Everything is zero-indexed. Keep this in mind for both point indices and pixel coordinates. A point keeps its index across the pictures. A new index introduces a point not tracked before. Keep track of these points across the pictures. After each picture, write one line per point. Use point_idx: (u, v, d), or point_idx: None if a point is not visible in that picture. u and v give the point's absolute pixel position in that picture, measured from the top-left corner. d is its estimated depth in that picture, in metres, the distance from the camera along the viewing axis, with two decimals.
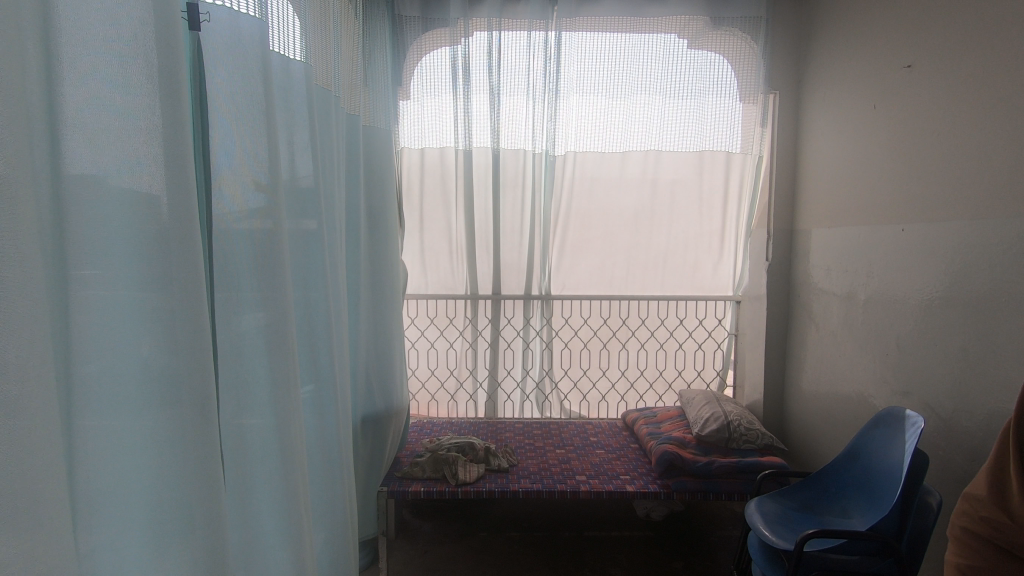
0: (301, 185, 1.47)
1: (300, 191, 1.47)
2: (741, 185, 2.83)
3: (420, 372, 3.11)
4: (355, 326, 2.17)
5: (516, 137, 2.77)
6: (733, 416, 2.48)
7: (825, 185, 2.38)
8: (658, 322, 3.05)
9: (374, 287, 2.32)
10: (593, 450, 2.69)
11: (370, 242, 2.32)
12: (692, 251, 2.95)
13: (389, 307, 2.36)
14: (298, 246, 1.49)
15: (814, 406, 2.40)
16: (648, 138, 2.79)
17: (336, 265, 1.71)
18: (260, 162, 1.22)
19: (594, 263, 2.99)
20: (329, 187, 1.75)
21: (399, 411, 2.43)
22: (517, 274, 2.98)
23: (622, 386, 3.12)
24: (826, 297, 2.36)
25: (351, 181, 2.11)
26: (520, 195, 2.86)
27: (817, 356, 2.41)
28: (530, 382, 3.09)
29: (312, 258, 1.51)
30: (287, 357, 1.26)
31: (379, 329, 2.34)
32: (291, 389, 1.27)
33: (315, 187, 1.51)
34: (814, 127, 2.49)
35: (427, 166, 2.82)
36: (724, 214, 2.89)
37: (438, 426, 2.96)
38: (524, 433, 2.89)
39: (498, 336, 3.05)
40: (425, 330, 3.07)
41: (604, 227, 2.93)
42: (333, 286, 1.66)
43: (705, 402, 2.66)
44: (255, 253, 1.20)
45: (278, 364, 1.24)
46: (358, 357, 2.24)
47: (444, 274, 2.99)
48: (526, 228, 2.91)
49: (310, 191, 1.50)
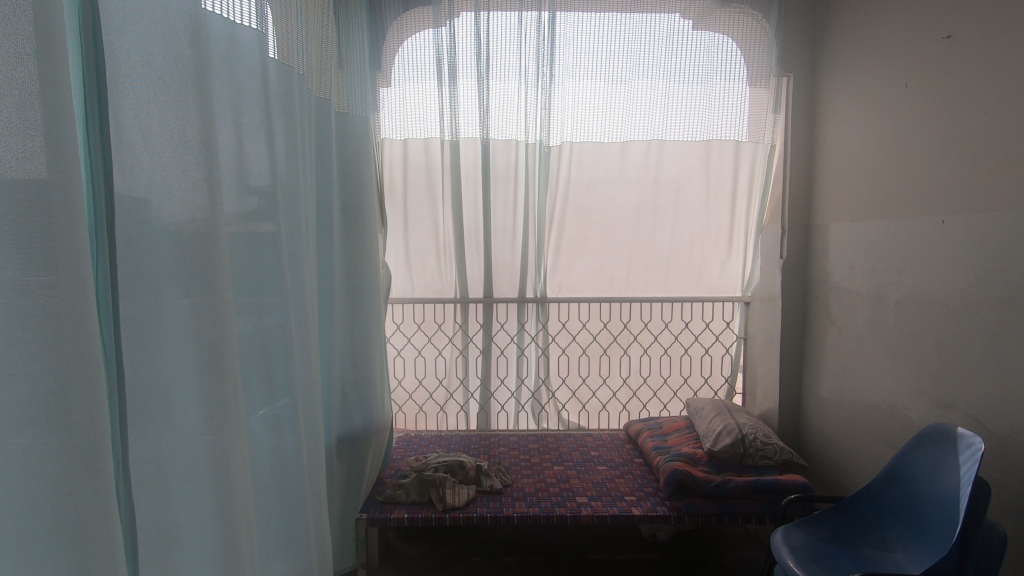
0: (254, 173, 1.25)
1: (250, 181, 1.23)
2: (751, 178, 2.62)
3: (406, 383, 2.88)
4: (327, 338, 1.91)
5: (508, 126, 2.55)
6: (747, 429, 2.25)
7: (850, 175, 2.16)
8: (661, 326, 2.85)
9: (351, 292, 2.09)
10: (595, 466, 2.47)
11: (346, 242, 2.09)
12: (698, 250, 2.74)
13: (368, 314, 2.12)
14: (248, 248, 1.24)
15: (836, 417, 2.20)
16: (650, 127, 2.57)
17: (303, 268, 1.49)
18: (190, 142, 0.98)
19: (594, 264, 2.78)
20: (298, 179, 1.51)
21: (381, 428, 2.21)
22: (510, 276, 2.77)
23: (623, 395, 2.92)
24: (848, 298, 2.15)
25: (322, 172, 1.86)
26: (513, 191, 2.64)
27: (838, 362, 2.20)
28: (525, 391, 2.90)
29: (266, 260, 1.27)
30: (226, 380, 1.02)
31: (358, 341, 2.09)
32: (231, 419, 1.03)
33: (270, 175, 1.27)
34: (835, 113, 2.27)
35: (411, 159, 2.59)
36: (734, 210, 2.68)
37: (426, 442, 2.75)
38: (519, 448, 2.67)
39: (491, 343, 2.84)
40: (412, 337, 2.85)
41: (604, 224, 2.72)
42: (295, 292, 1.44)
43: (716, 413, 2.44)
44: (183, 253, 0.96)
45: (213, 389, 1.00)
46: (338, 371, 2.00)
47: (431, 276, 2.77)
48: (519, 226, 2.69)
49: (264, 181, 1.25)
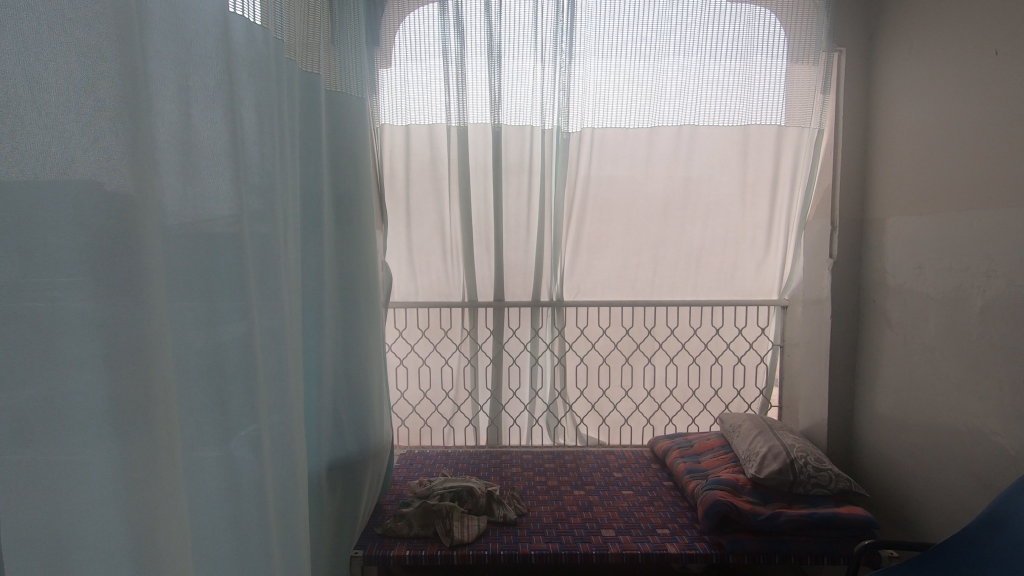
0: (207, 152, 0.98)
1: (202, 164, 0.97)
2: (793, 169, 2.36)
3: (410, 395, 2.64)
4: (312, 353, 1.64)
5: (522, 110, 2.28)
6: (796, 451, 1.98)
7: (913, 163, 1.88)
8: (690, 333, 2.58)
9: (343, 298, 1.82)
10: (619, 491, 2.21)
11: (336, 240, 1.81)
12: (732, 249, 2.49)
13: (365, 322, 1.87)
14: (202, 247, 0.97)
15: (898, 439, 1.93)
16: (681, 110, 2.30)
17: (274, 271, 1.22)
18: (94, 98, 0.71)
19: (616, 264, 2.52)
20: (277, 168, 1.27)
21: (381, 452, 1.96)
22: (523, 278, 2.52)
23: (647, 408, 2.67)
24: (912, 303, 1.88)
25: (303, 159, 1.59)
26: (527, 183, 2.38)
27: (899, 376, 1.94)
28: (539, 404, 2.65)
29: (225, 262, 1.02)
30: (153, 422, 0.77)
31: (352, 353, 1.83)
32: (162, 474, 0.79)
33: (225, 159, 1.02)
34: (891, 93, 1.99)
35: (414, 148, 2.34)
36: (773, 204, 2.41)
37: (431, 460, 2.51)
38: (533, 468, 2.42)
39: (502, 351, 2.59)
40: (416, 345, 2.60)
41: (627, 220, 2.45)
42: (260, 302, 1.18)
43: (757, 432, 2.16)
44: (83, 249, 0.69)
45: (134, 435, 0.75)
46: (335, 387, 1.76)
47: (437, 278, 2.53)
48: (533, 223, 2.44)
49: (217, 164, 1.00)
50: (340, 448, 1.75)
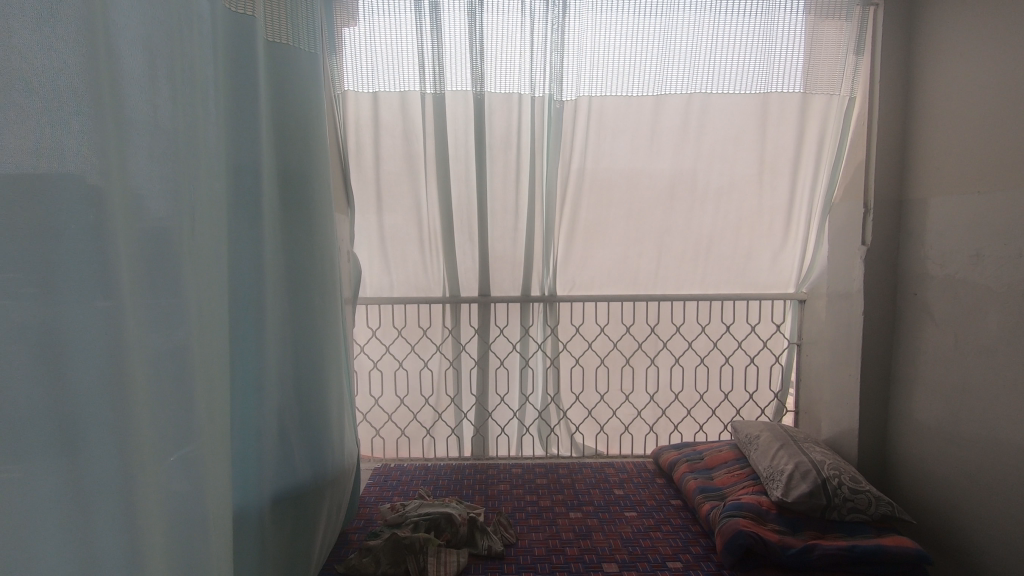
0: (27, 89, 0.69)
1: (21, 99, 0.68)
2: (815, 145, 2.09)
3: (385, 402, 2.37)
4: (252, 362, 1.34)
5: (508, 75, 1.98)
6: (828, 469, 1.70)
7: (964, 133, 1.61)
8: (697, 330, 2.36)
9: (293, 294, 1.51)
10: (621, 513, 1.93)
11: (282, 226, 1.49)
12: (746, 237, 2.22)
13: (323, 322, 1.57)
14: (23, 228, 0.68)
15: (946, 455, 1.67)
16: (690, 76, 2.01)
17: (152, 255, 0.92)
18: None
19: (615, 253, 2.24)
20: (169, 119, 0.97)
21: (343, 475, 1.66)
22: (511, 269, 2.23)
23: (650, 414, 2.42)
24: (964, 296, 1.61)
25: (230, 121, 1.27)
26: (515, 161, 2.08)
27: (946, 381, 1.67)
28: (529, 410, 2.39)
29: (66, 248, 0.73)
30: None
31: (304, 359, 1.53)
32: None
33: (64, 94, 0.73)
34: (934, 51, 1.71)
35: (384, 120, 2.03)
36: (793, 186, 2.14)
37: (408, 476, 2.23)
38: (523, 485, 2.13)
39: (488, 351, 2.32)
40: (391, 346, 2.33)
41: (628, 203, 2.17)
42: (141, 303, 0.87)
43: (778, 444, 1.89)
44: None
45: None
46: (285, 402, 1.46)
47: (414, 271, 2.24)
48: (523, 207, 2.15)
49: (42, 108, 0.70)
50: (288, 476, 1.45)
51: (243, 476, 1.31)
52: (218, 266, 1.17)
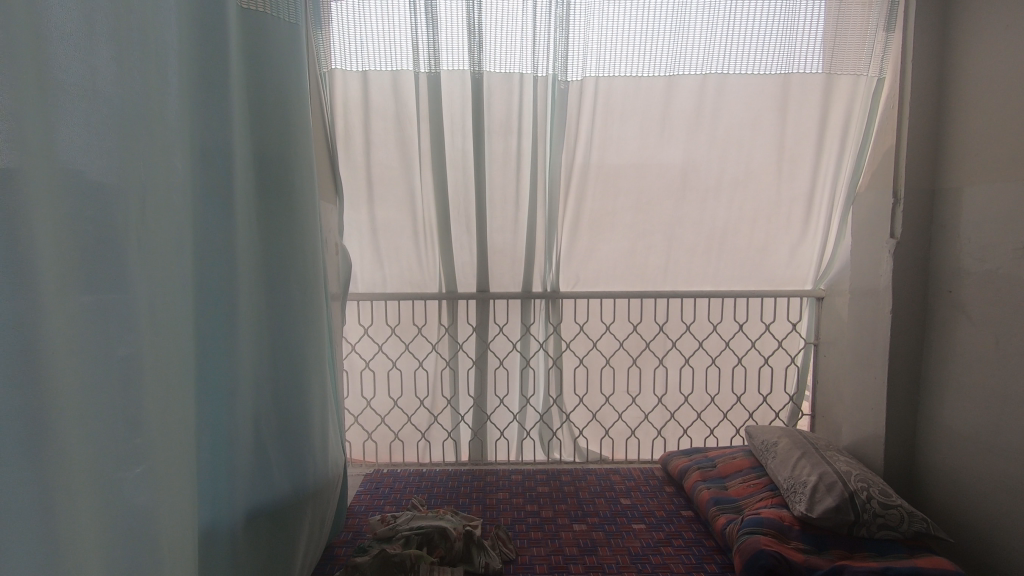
0: None
1: None
2: (839, 132, 1.95)
3: (378, 403, 2.24)
4: (222, 365, 1.21)
5: (508, 53, 1.84)
6: (855, 481, 1.56)
7: (1006, 115, 1.46)
8: (708, 329, 2.22)
9: (270, 290, 1.37)
10: (629, 525, 1.80)
11: (258, 214, 1.35)
12: (762, 230, 2.08)
13: (306, 321, 1.43)
14: None
15: (985, 467, 1.53)
16: (705, 56, 1.86)
17: (81, 244, 0.78)
18: None
19: (622, 246, 2.10)
20: (97, 83, 0.82)
21: (328, 486, 1.53)
22: (511, 264, 2.09)
23: (658, 417, 2.29)
24: (1005, 294, 1.47)
25: (194, 94, 1.12)
26: (515, 147, 1.94)
27: (984, 386, 1.54)
28: (530, 413, 2.26)
29: None
30: None
31: (284, 361, 1.39)
32: None
33: None
34: (974, 25, 1.56)
35: (375, 101, 1.89)
36: (814, 175, 2.00)
37: (401, 483, 2.10)
38: (523, 494, 2.00)
39: (487, 351, 2.19)
40: (384, 345, 2.19)
41: (637, 194, 2.02)
42: (66, 300, 0.74)
43: (799, 453, 1.76)
44: None
45: None
46: (261, 407, 1.33)
47: (409, 265, 2.11)
48: (523, 196, 2.01)
49: None
50: (265, 489, 1.32)
51: (212, 491, 1.19)
52: (176, 258, 1.03)
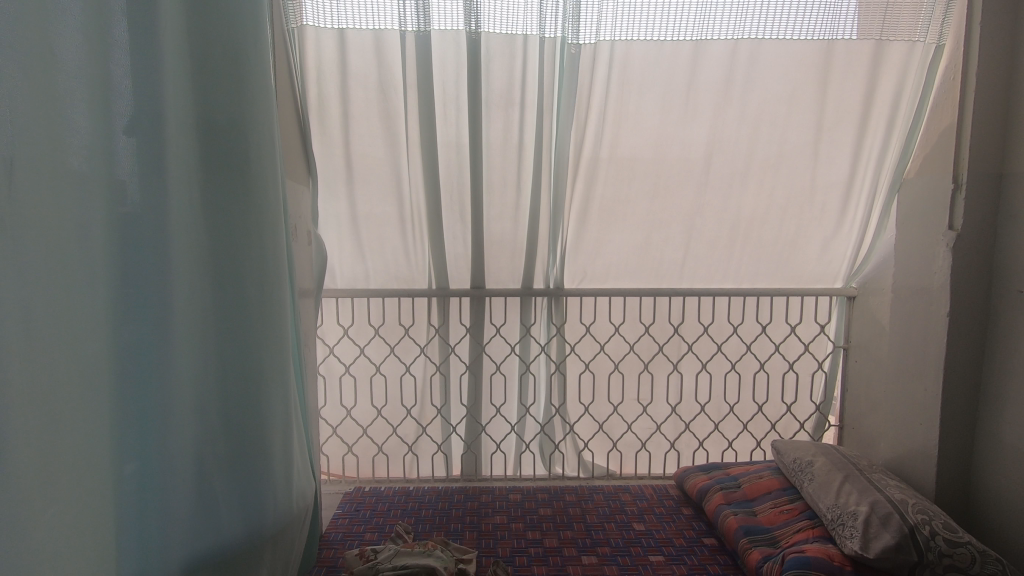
0: None
1: None
2: (884, 109, 1.72)
3: (359, 413, 1.99)
4: (152, 381, 0.96)
5: (510, 10, 1.58)
6: (914, 513, 1.34)
7: None
8: (727, 331, 1.99)
9: (219, 285, 1.11)
10: (645, 557, 1.56)
11: (204, 191, 1.08)
12: (794, 221, 1.86)
13: (267, 324, 1.16)
14: None
15: None
16: (738, 17, 1.61)
17: None
18: None
19: (636, 237, 1.86)
20: None
21: (295, 522, 1.26)
22: (510, 256, 1.85)
23: (671, 428, 2.06)
24: None
25: (101, 32, 0.86)
26: (517, 120, 1.69)
27: None
28: (530, 424, 2.02)
29: None
30: None
31: (236, 373, 1.13)
32: None
33: None
34: None
35: (356, 66, 1.63)
36: (854, 158, 1.78)
37: (385, 505, 1.85)
38: (523, 519, 1.76)
39: (482, 354, 1.94)
40: (367, 347, 1.94)
41: (654, 177, 1.78)
42: None
43: (841, 475, 1.53)
44: None
45: None
46: (205, 431, 1.07)
47: (394, 258, 1.86)
48: (526, 180, 1.77)
49: None
50: (209, 531, 1.07)
51: (138, 542, 0.94)
52: (65, 245, 0.78)
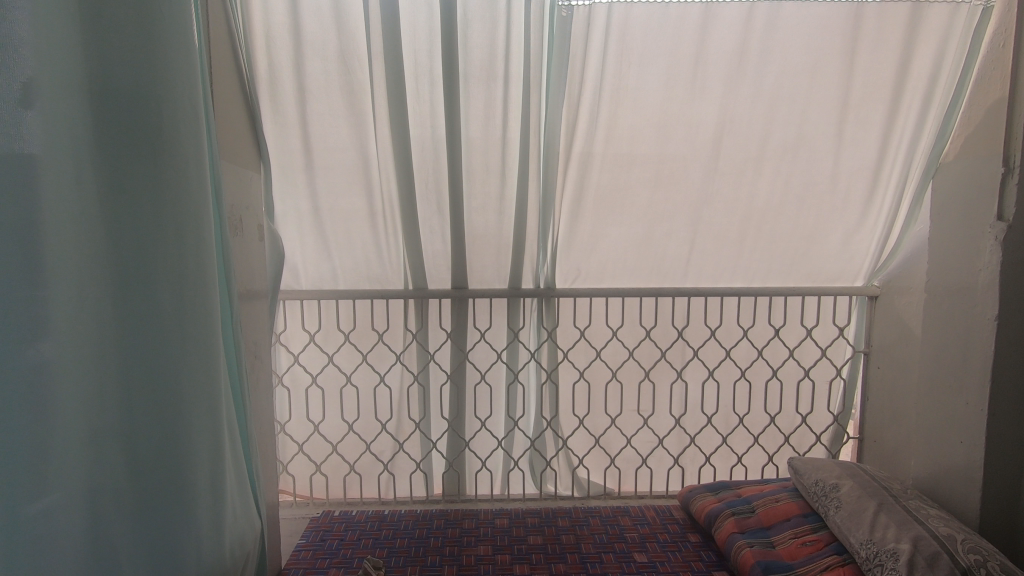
0: None
1: None
2: (916, 84, 1.53)
3: (327, 428, 1.78)
4: (34, 413, 0.73)
5: None
6: (966, 553, 1.15)
7: None
8: (737, 335, 1.79)
9: (123, 291, 0.89)
10: None
11: (100, 172, 0.85)
12: (813, 211, 1.66)
13: (188, 336, 0.94)
14: None
15: None
16: None
17: None
18: None
19: (636, 230, 1.65)
20: None
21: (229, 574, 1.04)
22: (495, 252, 1.64)
23: (675, 442, 1.85)
24: None
25: None
26: (500, 96, 1.48)
27: None
28: (518, 438, 1.81)
29: None
30: None
31: (147, 398, 0.91)
32: None
33: None
34: None
35: (314, 34, 1.42)
36: (881, 141, 1.58)
37: (355, 533, 1.63)
38: (511, 549, 1.55)
39: (464, 362, 1.73)
40: (335, 356, 1.73)
41: (657, 162, 1.58)
42: None
43: (874, 504, 1.33)
44: None
45: None
46: (105, 470, 0.86)
47: (364, 254, 1.64)
48: (512, 165, 1.56)
49: None
50: None
51: None
52: None
